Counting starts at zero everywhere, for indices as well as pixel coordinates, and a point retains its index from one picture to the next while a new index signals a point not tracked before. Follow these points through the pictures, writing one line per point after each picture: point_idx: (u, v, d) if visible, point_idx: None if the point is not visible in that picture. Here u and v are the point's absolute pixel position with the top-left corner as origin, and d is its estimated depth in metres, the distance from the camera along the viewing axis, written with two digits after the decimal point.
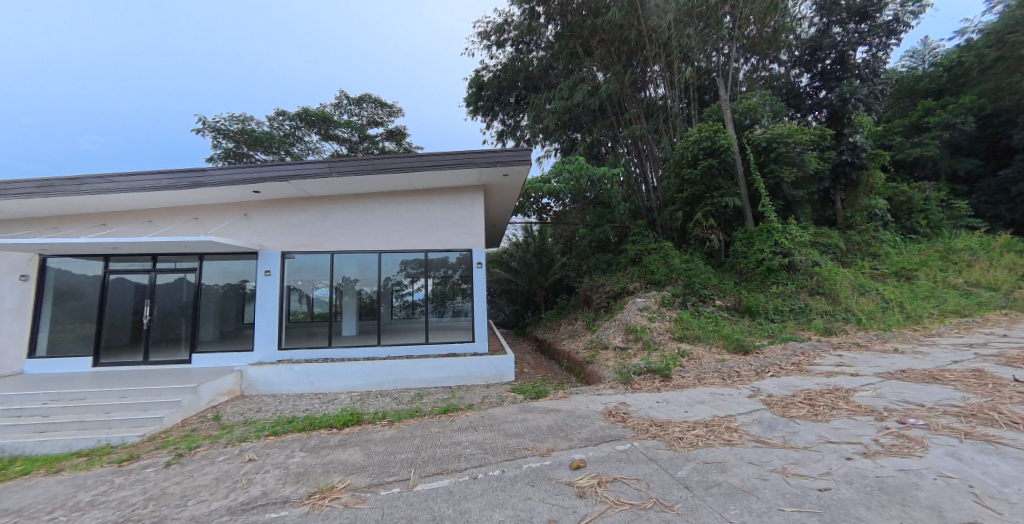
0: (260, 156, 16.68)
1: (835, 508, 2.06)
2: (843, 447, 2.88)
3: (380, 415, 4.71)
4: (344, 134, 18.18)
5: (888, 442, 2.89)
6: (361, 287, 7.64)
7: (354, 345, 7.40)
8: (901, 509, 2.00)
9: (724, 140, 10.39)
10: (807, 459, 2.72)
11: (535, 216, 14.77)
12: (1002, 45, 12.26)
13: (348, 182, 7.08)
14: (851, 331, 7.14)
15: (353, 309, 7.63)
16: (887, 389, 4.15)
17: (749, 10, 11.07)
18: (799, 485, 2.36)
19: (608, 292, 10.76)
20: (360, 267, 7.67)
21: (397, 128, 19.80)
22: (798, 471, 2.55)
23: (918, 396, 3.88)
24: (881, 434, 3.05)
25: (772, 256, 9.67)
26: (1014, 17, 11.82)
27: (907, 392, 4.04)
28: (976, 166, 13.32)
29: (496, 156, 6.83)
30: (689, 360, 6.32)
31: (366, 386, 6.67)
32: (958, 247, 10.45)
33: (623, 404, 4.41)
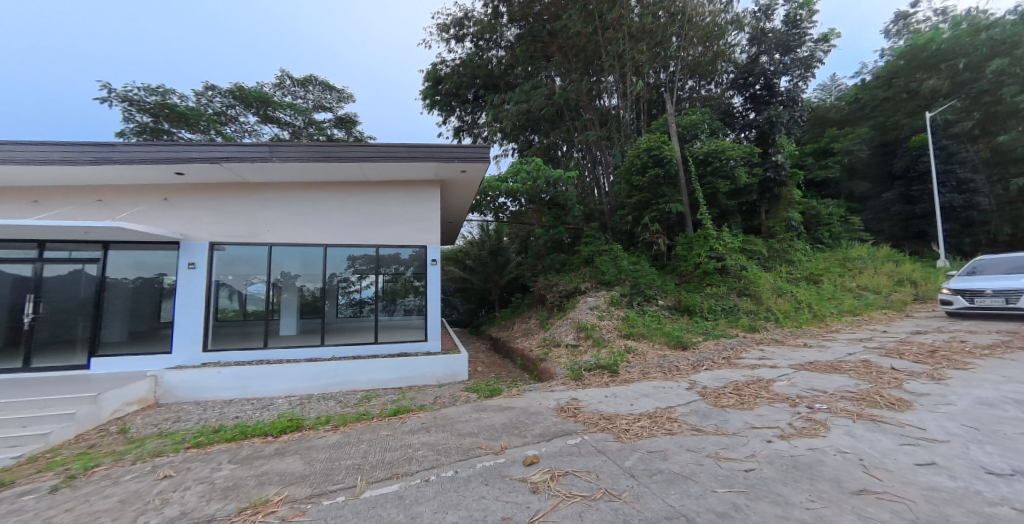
0: (184, 134, 15.05)
1: (759, 486, 2.27)
2: (765, 431, 3.17)
3: (324, 419, 4.45)
4: (285, 117, 16.97)
5: (801, 424, 3.23)
6: (302, 284, 7.18)
7: (295, 346, 6.92)
8: (811, 482, 2.25)
9: (669, 151, 11.20)
10: (736, 444, 2.96)
11: (491, 215, 14.65)
12: (889, 88, 15.95)
13: (292, 169, 6.60)
14: (771, 328, 7.94)
15: (293, 307, 7.17)
16: (800, 379, 4.65)
17: (693, 32, 12.01)
18: (729, 468, 2.56)
19: (561, 291, 11.04)
20: (303, 263, 7.21)
21: (346, 114, 18.77)
22: (728, 455, 2.77)
23: (823, 384, 4.38)
24: (794, 418, 3.40)
25: (708, 260, 10.40)
26: (895, 68, 15.61)
27: (815, 380, 4.56)
28: (868, 189, 16.44)
29: (455, 151, 6.68)
30: (635, 356, 6.64)
31: (308, 389, 6.29)
32: (853, 256, 12.03)
33: (574, 400, 4.55)
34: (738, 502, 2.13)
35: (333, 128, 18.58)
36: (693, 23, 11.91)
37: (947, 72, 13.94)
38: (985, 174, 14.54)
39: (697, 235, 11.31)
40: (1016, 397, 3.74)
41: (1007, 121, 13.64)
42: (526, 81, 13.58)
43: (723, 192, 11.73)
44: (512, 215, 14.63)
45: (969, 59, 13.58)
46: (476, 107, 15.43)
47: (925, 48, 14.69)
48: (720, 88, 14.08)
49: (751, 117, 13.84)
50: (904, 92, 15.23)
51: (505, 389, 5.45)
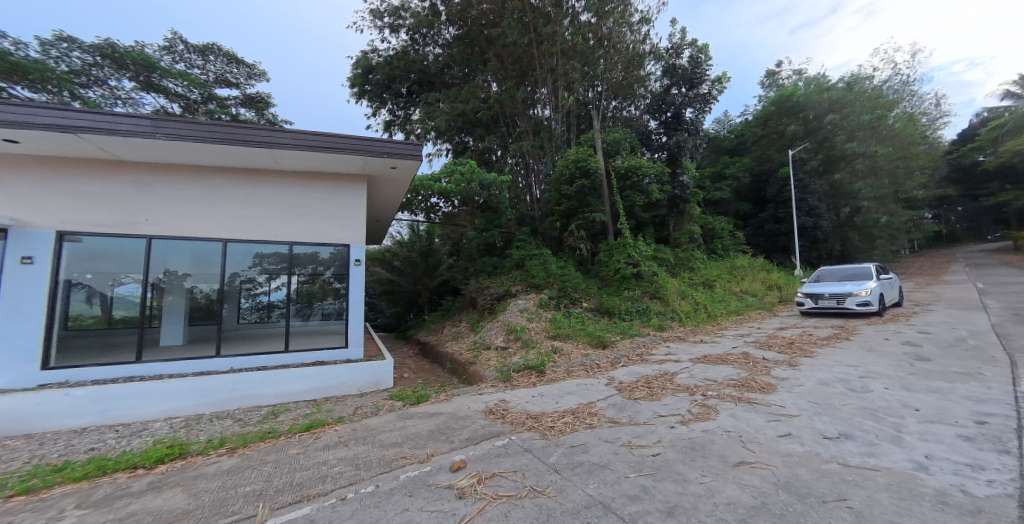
0: (22, 93, 11.80)
1: (664, 468, 2.56)
2: (669, 419, 3.53)
3: (215, 442, 3.89)
4: (176, 87, 14.67)
5: (697, 410, 3.73)
6: (193, 285, 6.26)
7: (179, 359, 5.92)
8: (705, 460, 2.66)
9: (595, 163, 12.09)
10: (646, 431, 3.24)
11: (422, 215, 14.29)
12: (763, 127, 19.84)
13: (183, 149, 5.67)
14: (676, 326, 8.89)
15: (180, 312, 6.21)
16: (698, 370, 5.26)
17: (618, 58, 13.00)
18: (640, 454, 2.80)
19: (492, 294, 11.05)
20: (194, 261, 6.28)
21: (255, 93, 16.82)
22: (639, 442, 3.02)
23: (714, 374, 5.02)
24: (692, 405, 3.88)
25: (626, 266, 11.30)
26: (764, 114, 19.52)
27: (708, 371, 5.21)
28: (749, 210, 20.35)
29: (385, 146, 6.30)
30: (560, 356, 6.92)
31: (197, 407, 5.44)
32: (738, 265, 14.39)
33: (502, 401, 4.58)
34: (647, 484, 2.37)
35: (237, 106, 16.42)
36: (618, 49, 12.87)
37: (803, 120, 17.87)
38: (829, 203, 18.21)
39: (617, 243, 12.11)
40: (846, 378, 4.75)
41: (838, 163, 17.67)
42: (462, 83, 13.63)
43: (639, 205, 12.86)
44: (445, 216, 14.29)
45: (815, 111, 17.59)
46: (409, 101, 14.97)
47: (788, 99, 18.26)
48: (639, 111, 15.39)
49: (663, 140, 15.26)
50: (775, 132, 19.10)
51: (433, 394, 5.32)
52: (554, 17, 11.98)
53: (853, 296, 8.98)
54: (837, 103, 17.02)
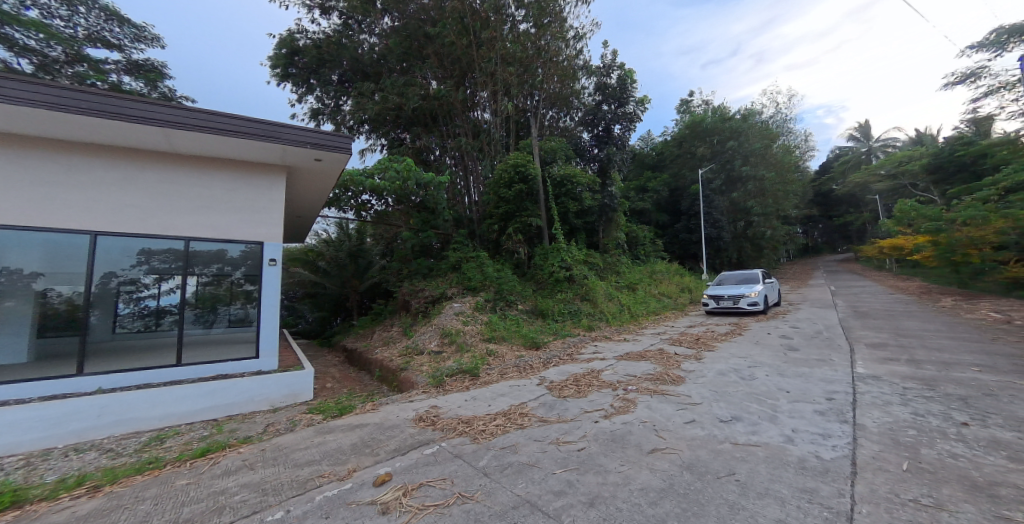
0: None
1: (588, 463, 2.71)
2: (593, 414, 3.76)
3: (72, 481, 3.15)
4: (26, 40, 10.14)
5: (618, 404, 4.03)
6: (46, 287, 4.77)
7: (19, 382, 4.42)
8: (625, 450, 2.90)
9: (531, 170, 12.44)
10: (572, 429, 3.39)
11: (351, 213, 13.36)
12: (678, 147, 22.12)
13: (34, 118, 4.40)
14: (603, 326, 9.44)
15: (26, 323, 4.69)
16: (620, 367, 5.65)
17: (554, 70, 13.56)
18: (566, 451, 2.93)
19: (427, 297, 10.77)
20: (48, 255, 4.81)
21: (145, 60, 12.71)
22: (566, 438, 3.17)
23: (634, 370, 5.44)
24: (614, 400, 4.18)
25: (559, 269, 11.76)
26: (679, 136, 21.75)
27: (629, 367, 5.64)
28: (667, 221, 22.46)
29: (310, 136, 5.77)
30: (495, 358, 6.93)
31: (44, 444, 4.15)
32: (657, 270, 15.82)
33: (433, 407, 4.45)
34: (571, 478, 2.48)
35: (117, 74, 12.04)
36: (554, 62, 13.46)
37: (710, 144, 20.24)
38: (730, 217, 20.82)
39: (551, 247, 12.68)
40: (738, 367, 5.47)
41: (736, 184, 20.42)
42: (399, 76, 13.26)
43: (572, 211, 13.50)
44: (377, 215, 13.60)
45: (718, 137, 20.14)
46: (341, 90, 13.92)
47: (698, 124, 20.46)
48: (572, 123, 16.07)
49: (595, 152, 16.22)
50: (688, 152, 21.39)
51: (358, 404, 5.00)
52: (494, 22, 12.15)
53: (745, 297, 10.34)
54: (735, 132, 19.67)
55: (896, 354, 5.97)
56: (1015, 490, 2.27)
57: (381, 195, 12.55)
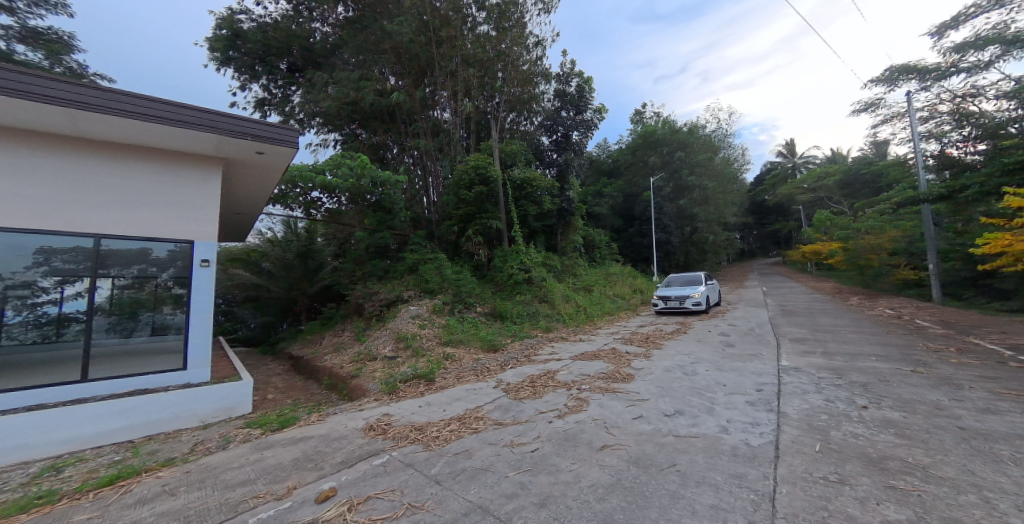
0: None
1: (540, 463, 2.73)
2: (548, 415, 3.81)
3: None
4: None
5: (572, 403, 4.12)
6: None
7: None
8: (576, 449, 2.96)
9: (492, 172, 12.40)
10: (526, 430, 3.41)
11: (299, 210, 12.54)
12: (631, 155, 23.22)
13: None
14: (560, 327, 9.62)
15: None
16: (575, 367, 5.79)
17: (515, 74, 13.70)
18: (519, 452, 2.94)
19: (381, 300, 10.39)
20: None
21: (49, 32, 10.71)
22: (520, 440, 3.18)
23: (588, 369, 5.61)
24: (568, 400, 4.26)
25: (518, 272, 11.85)
26: (633, 145, 22.80)
27: (583, 367, 5.79)
28: (621, 226, 23.46)
29: (250, 127, 5.34)
30: (452, 362, 6.81)
31: None
32: (612, 272, 16.47)
33: (385, 415, 4.28)
34: (524, 480, 2.48)
35: (8, 43, 10.01)
36: (514, 67, 13.61)
37: (661, 155, 21.41)
38: (679, 224, 22.12)
39: (511, 249, 12.75)
40: (683, 364, 5.79)
41: (683, 192, 21.76)
42: (355, 69, 12.79)
43: (532, 214, 13.67)
44: (330, 214, 12.93)
45: (668, 148, 21.37)
46: (290, 79, 13.42)
47: (651, 135, 21.39)
48: (532, 126, 15.94)
49: (554, 157, 16.63)
50: (640, 161, 22.46)
51: (303, 415, 4.68)
52: (455, 22, 12.13)
53: (690, 297, 11.02)
54: (682, 144, 21.01)
55: (813, 347, 6.66)
56: (902, 464, 2.62)
57: (334, 191, 11.87)
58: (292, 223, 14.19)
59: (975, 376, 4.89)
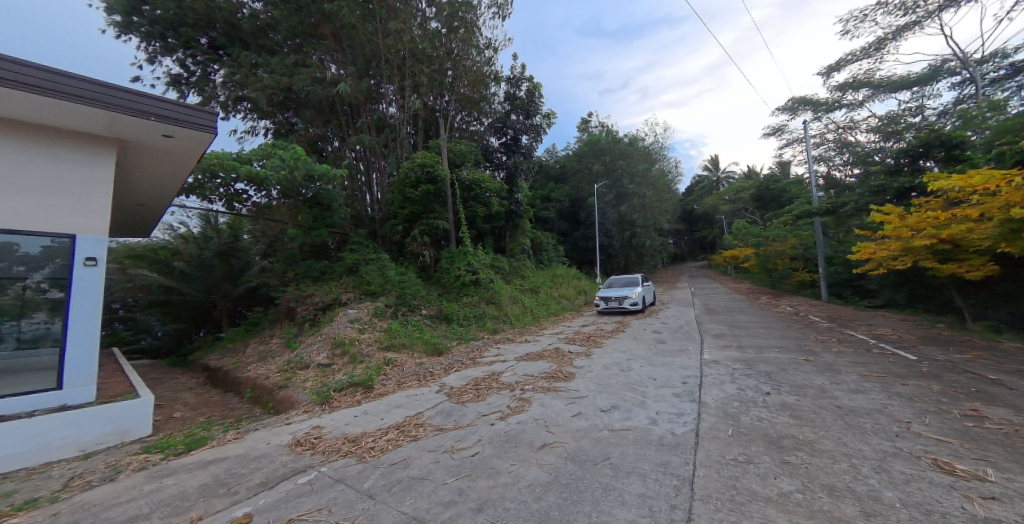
0: None
1: (481, 467, 2.73)
2: (490, 417, 3.84)
3: None
4: None
5: (514, 405, 4.18)
6: None
7: None
8: (516, 450, 3.00)
9: (440, 171, 12.15)
10: (467, 434, 3.40)
11: (222, 203, 11.23)
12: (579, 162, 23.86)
13: None
14: (507, 329, 9.69)
15: None
16: (519, 368, 5.89)
17: (466, 75, 13.65)
18: (460, 458, 2.92)
19: (317, 304, 9.67)
20: None
21: None
22: (461, 445, 3.16)
23: (531, 369, 5.75)
24: (511, 400, 4.33)
25: (465, 273, 11.78)
26: (579, 153, 23.64)
27: (528, 367, 5.91)
28: (567, 229, 24.36)
29: (154, 105, 4.57)
30: (393, 367, 6.53)
31: None
32: (558, 273, 17.01)
33: (315, 428, 3.99)
34: (462, 486, 2.46)
35: None
36: (465, 66, 13.56)
37: (605, 163, 22.57)
38: (620, 229, 23.44)
39: (458, 251, 12.51)
40: (619, 361, 6.13)
41: (624, 199, 23.09)
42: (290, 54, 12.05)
43: (481, 215, 13.67)
44: (257, 208, 11.64)
45: (611, 156, 22.58)
46: (211, 56, 12.06)
47: (596, 144, 22.46)
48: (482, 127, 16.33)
49: (503, 158, 16.75)
50: (585, 168, 23.43)
51: (216, 434, 4.20)
52: (403, 15, 11.88)
53: (628, 298, 11.71)
54: (623, 153, 22.36)
55: (730, 342, 7.44)
56: (796, 441, 3.03)
57: (264, 184, 10.65)
58: (212, 217, 12.46)
59: (850, 361, 5.82)
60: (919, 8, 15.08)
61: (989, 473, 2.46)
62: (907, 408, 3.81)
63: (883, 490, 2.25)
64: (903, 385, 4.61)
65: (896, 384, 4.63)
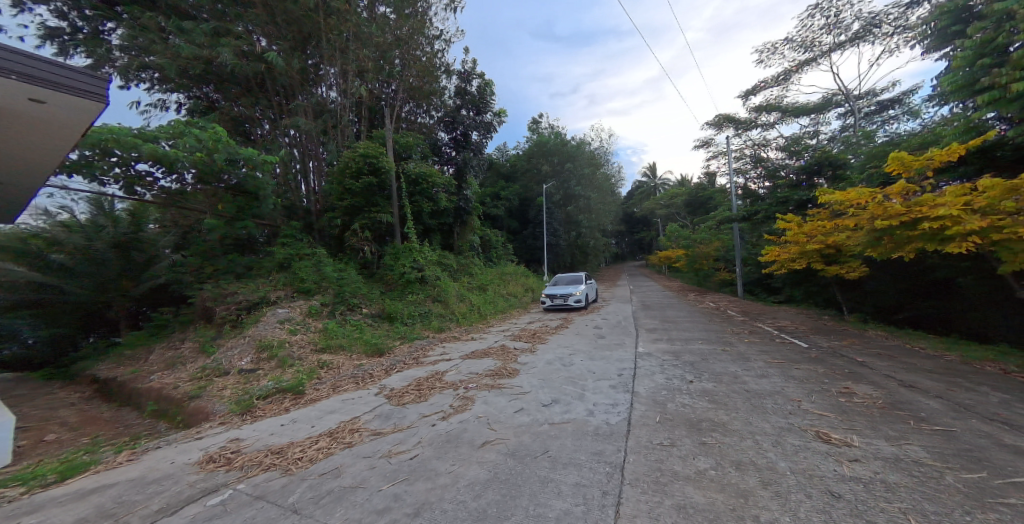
0: None
1: (419, 470, 2.74)
2: (431, 418, 3.86)
3: None
4: None
5: (457, 403, 4.24)
6: None
7: None
8: (457, 450, 3.05)
9: (384, 163, 12.21)
10: (405, 437, 3.38)
11: (119, 188, 9.51)
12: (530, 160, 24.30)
13: None
14: (453, 327, 9.61)
15: None
16: (463, 366, 5.93)
17: (417, 68, 13.50)
18: (397, 462, 2.91)
19: (239, 302, 8.80)
20: None
21: None
22: (399, 449, 3.14)
23: (475, 367, 5.83)
24: (454, 400, 4.38)
25: (411, 270, 11.65)
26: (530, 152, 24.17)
27: (472, 366, 5.97)
28: (516, 227, 24.80)
29: (11, 60, 3.60)
30: (328, 371, 6.18)
31: None
32: (506, 272, 17.20)
33: (233, 441, 3.68)
34: (398, 491, 2.46)
35: None
36: (414, 57, 13.40)
37: (552, 164, 23.36)
38: (565, 229, 24.33)
39: (404, 247, 12.49)
40: (562, 356, 6.43)
41: (570, 200, 24.01)
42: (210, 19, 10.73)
43: (427, 210, 13.75)
44: (166, 196, 9.81)
45: (559, 158, 23.40)
46: (106, 13, 10.32)
47: (544, 144, 23.27)
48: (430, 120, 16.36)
49: (452, 154, 16.42)
50: (534, 168, 24.05)
51: (108, 456, 3.69)
52: None
53: (572, 295, 12.20)
54: (570, 156, 23.30)
55: (661, 335, 8.18)
56: (711, 424, 3.45)
57: (177, 166, 9.43)
58: (105, 203, 10.48)
59: (758, 350, 6.70)
60: (816, 48, 17.62)
61: (855, 439, 3.06)
62: (798, 389, 4.51)
63: (777, 461, 2.69)
64: (796, 369, 5.44)
65: (792, 369, 5.45)
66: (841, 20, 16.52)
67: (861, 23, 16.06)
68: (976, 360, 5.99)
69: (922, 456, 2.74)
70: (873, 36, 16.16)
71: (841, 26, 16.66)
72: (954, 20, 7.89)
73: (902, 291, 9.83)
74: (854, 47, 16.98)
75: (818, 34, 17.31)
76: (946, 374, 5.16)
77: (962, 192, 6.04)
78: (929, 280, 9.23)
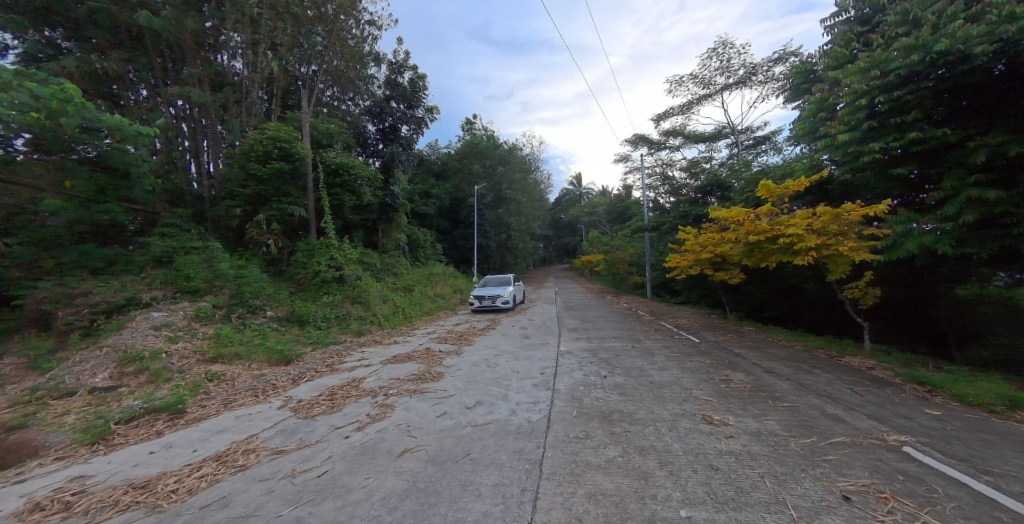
0: None
1: (328, 488, 2.44)
2: (344, 429, 3.54)
3: None
4: None
5: (375, 412, 3.95)
6: None
7: None
8: (373, 462, 2.82)
9: (297, 148, 11.04)
10: (314, 453, 3.03)
11: None
12: (461, 160, 24.11)
13: None
14: (374, 330, 8.98)
15: None
16: (385, 372, 5.57)
17: (340, 48, 12.85)
18: (302, 482, 2.55)
19: (95, 305, 7.09)
20: None
21: None
22: (305, 467, 2.79)
23: (397, 372, 5.53)
24: (372, 408, 4.09)
25: (327, 269, 10.71)
26: (462, 152, 24.00)
27: (393, 371, 5.65)
28: (446, 227, 24.36)
29: None
30: (217, 383, 5.28)
31: None
32: (434, 272, 16.70)
33: (71, 477, 2.82)
34: (302, 514, 2.13)
35: None
36: (340, 40, 12.75)
37: (483, 166, 23.62)
38: (494, 231, 24.56)
39: (319, 243, 11.42)
40: (488, 358, 6.43)
41: (501, 203, 24.30)
42: None
43: (348, 203, 13.02)
44: None
45: (490, 160, 23.63)
46: None
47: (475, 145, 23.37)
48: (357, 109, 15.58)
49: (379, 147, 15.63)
50: (465, 168, 24.02)
51: None
52: None
53: (500, 296, 12.31)
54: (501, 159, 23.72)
55: (581, 334, 8.69)
56: (620, 415, 3.73)
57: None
58: None
59: (661, 346, 7.49)
60: (711, 86, 20.47)
61: (730, 419, 3.58)
62: (690, 379, 5.13)
63: (671, 443, 3.01)
64: (692, 361, 6.20)
65: (689, 361, 6.19)
66: (730, 65, 19.42)
67: (744, 70, 19.09)
68: (813, 348, 7.50)
69: (776, 428, 3.31)
70: (751, 82, 19.29)
71: (730, 70, 19.58)
72: (805, 80, 9.77)
73: (772, 293, 11.82)
74: (738, 88, 20.06)
75: (713, 74, 20.13)
76: (795, 361, 6.32)
77: (806, 215, 7.36)
78: (786, 285, 11.10)
